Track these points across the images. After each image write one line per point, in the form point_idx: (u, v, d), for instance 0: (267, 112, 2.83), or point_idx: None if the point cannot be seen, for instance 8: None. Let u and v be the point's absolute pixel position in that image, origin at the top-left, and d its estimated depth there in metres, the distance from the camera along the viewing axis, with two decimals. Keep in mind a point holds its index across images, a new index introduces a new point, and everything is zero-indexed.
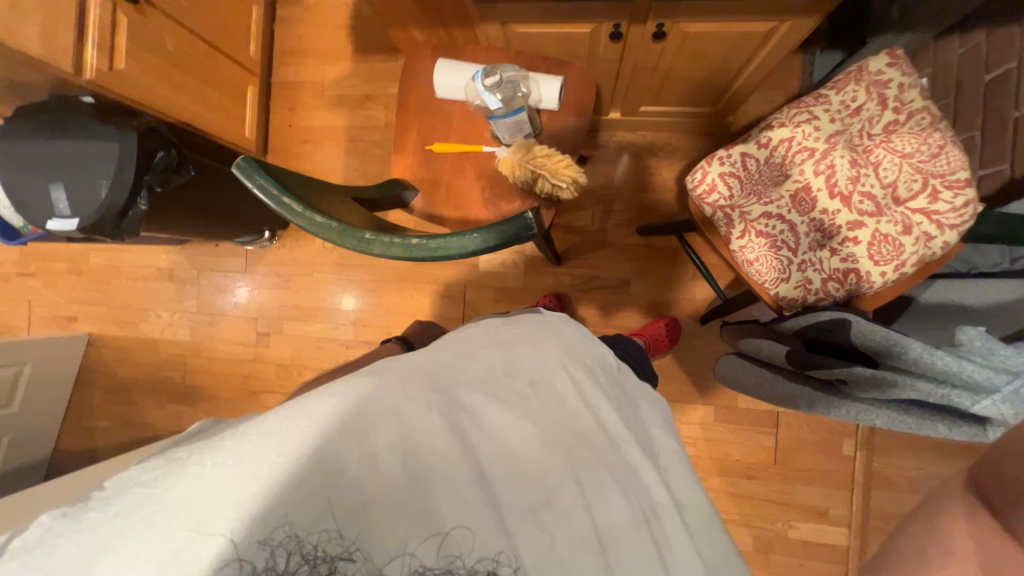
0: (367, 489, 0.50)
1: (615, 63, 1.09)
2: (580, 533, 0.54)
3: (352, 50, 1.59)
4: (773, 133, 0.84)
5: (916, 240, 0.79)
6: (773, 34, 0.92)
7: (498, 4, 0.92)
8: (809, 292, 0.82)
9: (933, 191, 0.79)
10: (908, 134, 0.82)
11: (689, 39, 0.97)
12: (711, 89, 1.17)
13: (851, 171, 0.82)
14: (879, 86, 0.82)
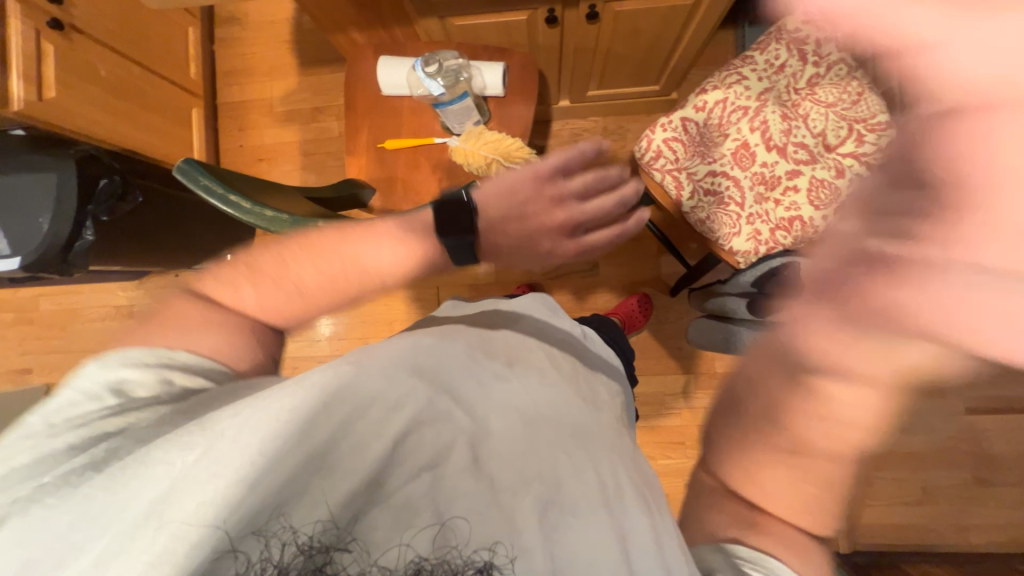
0: (358, 473, 0.40)
1: (556, 49, 1.10)
2: (593, 512, 0.44)
3: (297, 63, 1.57)
4: (707, 96, 0.86)
5: (849, 182, 0.82)
6: (700, 4, 0.96)
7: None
8: (760, 243, 0.83)
9: (858, 134, 0.83)
10: (831, 83, 0.84)
11: (622, 18, 0.99)
12: (652, 66, 1.19)
13: (783, 124, 0.84)
14: (798, 44, 0.85)
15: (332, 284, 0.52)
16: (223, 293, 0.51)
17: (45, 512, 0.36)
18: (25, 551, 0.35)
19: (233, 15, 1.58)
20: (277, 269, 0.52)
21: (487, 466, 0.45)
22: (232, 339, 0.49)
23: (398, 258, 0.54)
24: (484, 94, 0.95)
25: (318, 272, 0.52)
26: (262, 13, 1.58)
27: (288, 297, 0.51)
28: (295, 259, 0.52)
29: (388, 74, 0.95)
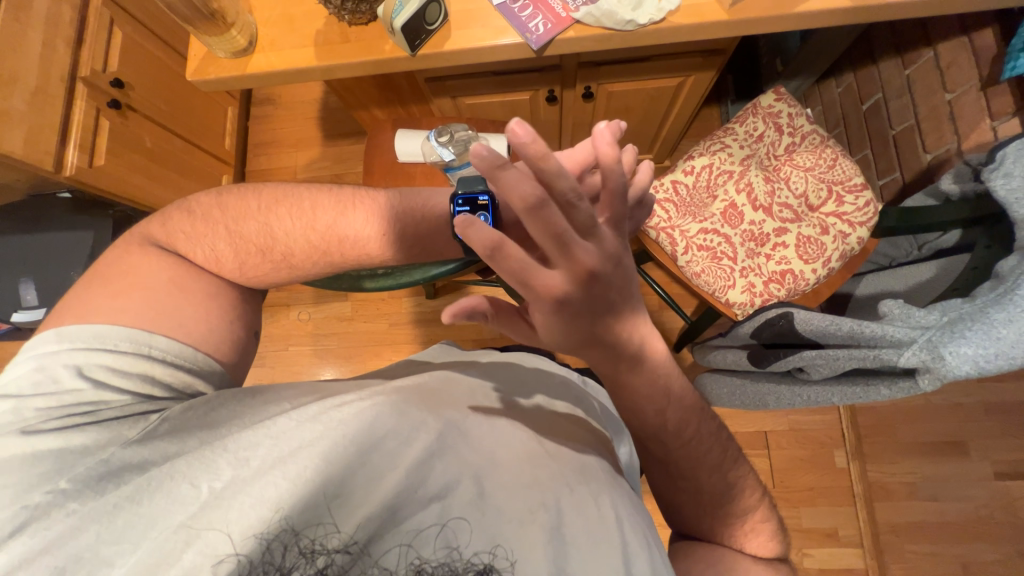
0: (374, 493, 0.40)
1: (556, 122, 1.22)
2: (598, 542, 0.42)
3: (322, 136, 1.73)
4: (694, 162, 0.94)
5: (834, 239, 0.87)
6: (683, 85, 1.07)
7: (446, 81, 1.05)
8: (755, 295, 0.87)
9: (838, 195, 0.89)
10: (807, 150, 0.92)
11: (614, 96, 1.11)
12: (644, 137, 1.31)
13: (766, 186, 0.91)
14: (774, 117, 0.94)
15: (310, 251, 0.59)
16: (199, 247, 0.56)
17: (67, 518, 0.37)
18: (55, 558, 0.36)
19: (268, 96, 1.77)
20: (259, 233, 0.58)
21: (501, 490, 0.43)
22: (210, 318, 0.53)
23: (373, 229, 0.60)
24: None
25: (297, 235, 0.58)
26: (294, 94, 1.76)
27: (268, 263, 0.58)
28: (277, 216, 0.59)
29: (404, 142, 1.05)
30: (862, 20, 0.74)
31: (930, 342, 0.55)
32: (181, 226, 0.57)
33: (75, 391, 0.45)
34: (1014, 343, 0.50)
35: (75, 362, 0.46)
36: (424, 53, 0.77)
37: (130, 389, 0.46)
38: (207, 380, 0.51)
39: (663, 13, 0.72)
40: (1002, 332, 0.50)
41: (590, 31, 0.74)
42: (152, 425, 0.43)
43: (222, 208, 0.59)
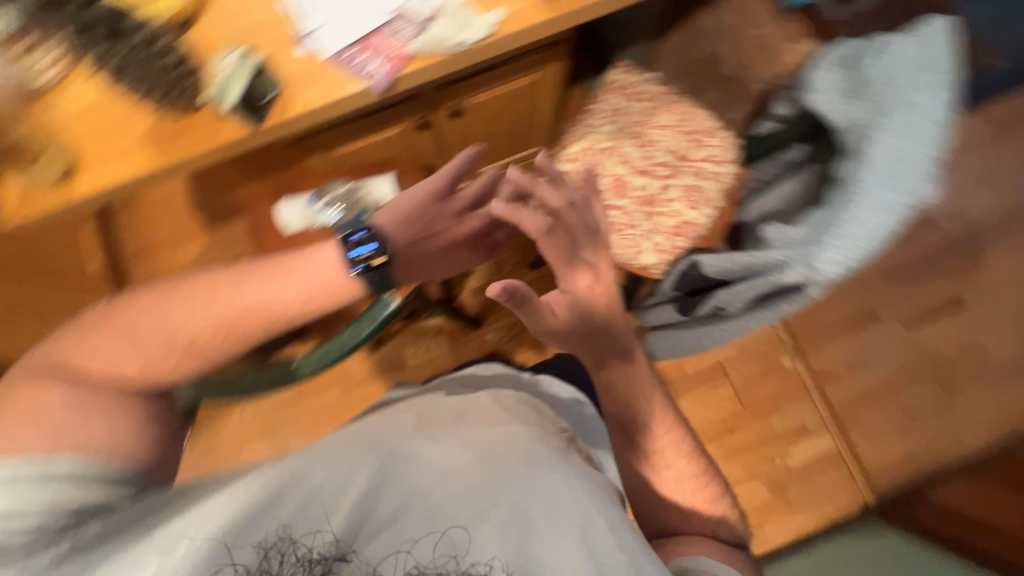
0: (360, 509, 0.44)
1: (437, 145, 1.23)
2: (563, 520, 0.45)
3: (202, 224, 1.60)
4: (571, 151, 0.99)
5: (711, 180, 0.95)
6: (541, 78, 1.12)
7: (311, 139, 1.02)
8: (663, 252, 0.93)
9: (701, 141, 0.97)
10: (663, 108, 0.99)
11: (482, 106, 1.14)
12: (524, 134, 1.35)
13: (640, 152, 0.98)
14: (625, 89, 1.00)
15: (216, 330, 0.61)
16: (93, 357, 0.56)
17: None
18: None
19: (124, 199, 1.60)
20: (158, 328, 0.60)
21: (474, 490, 0.46)
22: (118, 428, 0.51)
23: (275, 291, 0.64)
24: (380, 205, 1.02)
25: (199, 319, 0.61)
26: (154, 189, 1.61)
27: (177, 350, 0.60)
28: (171, 309, 0.61)
29: (285, 214, 1.03)
30: None
31: (804, 256, 0.64)
32: (61, 356, 0.56)
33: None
34: (857, 238, 0.61)
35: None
36: (272, 123, 0.73)
37: (37, 514, 0.43)
38: (126, 488, 0.48)
39: (491, 25, 0.74)
40: (847, 231, 0.61)
41: (429, 60, 0.74)
42: (70, 543, 0.43)
43: (109, 319, 0.61)
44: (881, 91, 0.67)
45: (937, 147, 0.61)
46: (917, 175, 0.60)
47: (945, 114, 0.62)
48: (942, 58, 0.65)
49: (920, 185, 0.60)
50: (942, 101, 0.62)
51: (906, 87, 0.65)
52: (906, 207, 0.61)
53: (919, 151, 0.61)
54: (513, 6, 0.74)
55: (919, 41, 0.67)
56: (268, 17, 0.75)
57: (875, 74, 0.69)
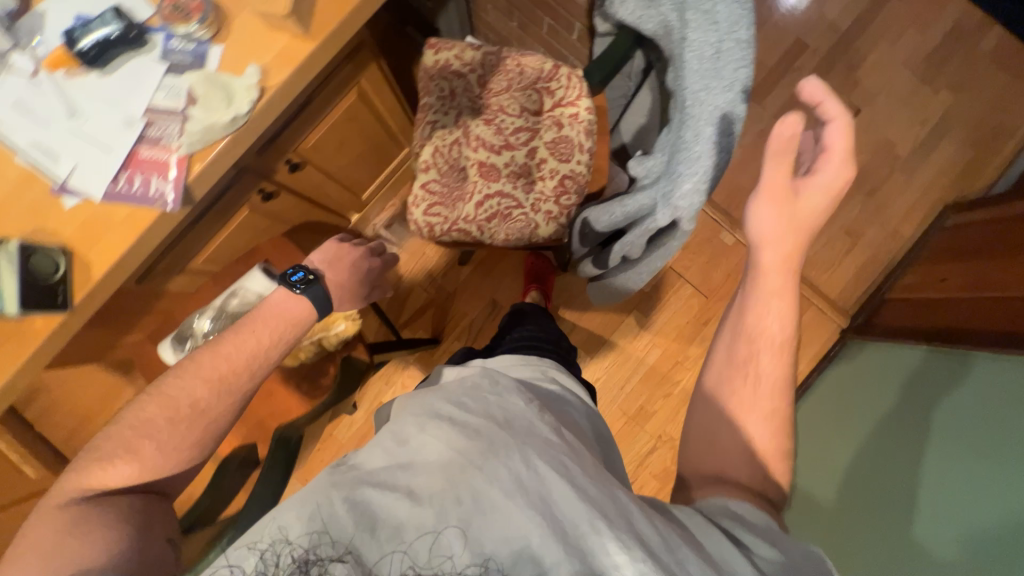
0: (340, 537, 0.42)
1: (300, 202, 1.14)
2: (543, 500, 0.43)
3: (119, 376, 1.48)
4: (424, 158, 0.90)
5: (572, 127, 0.89)
6: (362, 89, 1.01)
7: (157, 264, 0.92)
8: (558, 218, 0.88)
9: (545, 89, 0.90)
10: (495, 73, 0.91)
11: (320, 145, 1.04)
12: (383, 146, 1.25)
13: (491, 128, 0.91)
14: (447, 69, 0.89)
15: (215, 390, 0.65)
16: (113, 467, 0.60)
17: None
18: None
19: None
20: (165, 409, 0.63)
21: (451, 494, 0.44)
22: (129, 538, 0.56)
23: (264, 335, 0.70)
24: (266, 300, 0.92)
25: (200, 386, 0.64)
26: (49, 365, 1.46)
27: (185, 422, 0.63)
28: (177, 385, 0.64)
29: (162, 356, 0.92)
30: None
31: (665, 197, 0.60)
32: (93, 477, 0.59)
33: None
34: (704, 164, 0.55)
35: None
36: (80, 298, 0.63)
37: None
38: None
39: (255, 84, 0.63)
40: (698, 154, 0.55)
41: (208, 154, 0.63)
42: None
43: (126, 424, 0.63)
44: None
45: (743, 27, 0.53)
46: (733, 66, 0.54)
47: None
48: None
49: (740, 75, 0.53)
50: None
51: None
52: (739, 103, 0.54)
53: (725, 39, 0.54)
54: (269, 56, 0.64)
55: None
56: (13, 184, 0.64)
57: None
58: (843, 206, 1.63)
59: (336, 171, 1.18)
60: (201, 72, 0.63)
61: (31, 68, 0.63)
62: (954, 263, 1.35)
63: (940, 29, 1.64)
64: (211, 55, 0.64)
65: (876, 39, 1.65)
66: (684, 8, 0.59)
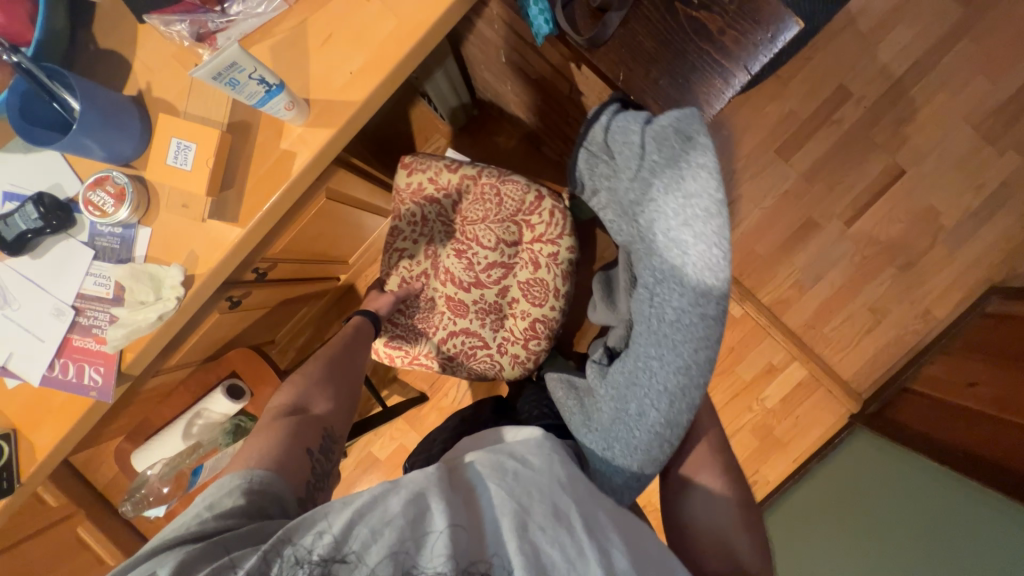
0: (443, 526, 0.43)
1: (275, 292, 1.08)
2: (612, 556, 0.46)
3: None
4: (391, 284, 0.89)
5: (549, 268, 0.81)
6: (327, 193, 0.93)
7: (127, 397, 0.91)
8: (523, 364, 0.84)
9: (525, 222, 0.82)
10: (471, 200, 0.83)
11: (286, 248, 0.97)
12: (361, 222, 1.18)
13: (462, 261, 0.85)
14: (419, 192, 0.84)
15: (327, 365, 0.79)
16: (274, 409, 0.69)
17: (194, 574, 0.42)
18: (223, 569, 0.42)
19: None
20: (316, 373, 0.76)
21: (534, 530, 0.44)
22: (289, 459, 0.60)
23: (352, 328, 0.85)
24: (228, 415, 1.03)
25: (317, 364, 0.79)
26: None
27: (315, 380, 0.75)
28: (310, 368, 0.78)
29: (138, 462, 1.02)
30: (362, 124, 0.60)
31: (598, 464, 0.58)
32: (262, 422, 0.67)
33: (198, 514, 0.50)
34: (631, 457, 0.55)
35: (205, 497, 0.52)
36: (23, 479, 0.64)
37: (238, 506, 0.51)
38: (284, 500, 0.55)
39: (181, 280, 0.60)
40: (636, 437, 0.54)
41: (138, 347, 0.62)
42: (252, 528, 0.48)
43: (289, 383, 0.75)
44: (646, 209, 0.54)
45: (712, 301, 0.47)
46: (694, 345, 0.48)
47: (717, 247, 0.46)
48: (698, 147, 0.49)
49: (699, 359, 0.48)
50: (704, 226, 0.47)
51: (664, 205, 0.51)
52: (691, 392, 0.50)
53: (689, 310, 0.48)
54: (193, 245, 0.60)
55: (661, 132, 0.52)
56: None
57: (637, 181, 0.56)
58: (874, 278, 1.32)
59: (314, 256, 1.12)
60: (128, 265, 0.60)
61: None
62: (979, 363, 1.11)
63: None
64: (139, 240, 0.61)
65: (937, 87, 1.27)
66: (654, 244, 0.53)
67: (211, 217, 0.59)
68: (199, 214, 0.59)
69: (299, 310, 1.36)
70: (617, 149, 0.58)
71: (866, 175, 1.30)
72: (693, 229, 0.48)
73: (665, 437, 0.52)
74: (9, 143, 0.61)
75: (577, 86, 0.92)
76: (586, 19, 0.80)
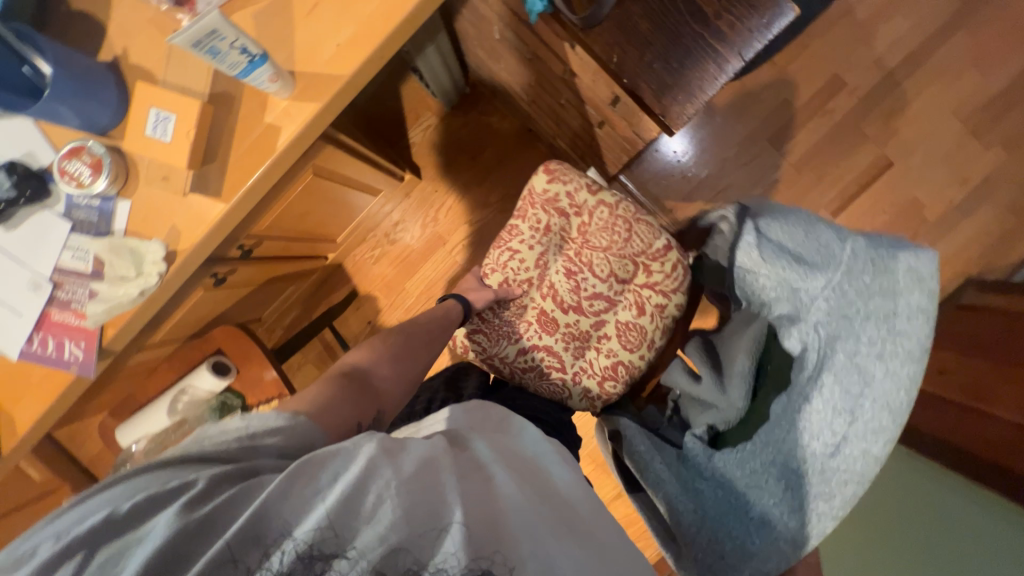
0: (452, 513, 0.40)
1: (262, 270, 1.08)
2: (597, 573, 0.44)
3: None
4: (490, 280, 0.87)
5: (652, 317, 0.82)
6: (315, 170, 0.92)
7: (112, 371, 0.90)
8: (593, 400, 0.83)
9: (644, 266, 0.82)
10: (599, 228, 0.83)
11: (273, 225, 0.96)
12: (350, 199, 1.16)
13: (569, 281, 0.83)
14: (552, 203, 0.84)
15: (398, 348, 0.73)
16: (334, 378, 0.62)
17: (174, 513, 0.37)
18: (216, 516, 0.37)
19: None
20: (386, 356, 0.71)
21: (531, 537, 0.43)
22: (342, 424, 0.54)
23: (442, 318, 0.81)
24: (214, 392, 1.03)
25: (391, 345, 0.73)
26: None
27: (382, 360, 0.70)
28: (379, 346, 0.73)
29: (123, 437, 1.03)
30: (350, 101, 0.59)
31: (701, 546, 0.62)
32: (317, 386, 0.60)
33: (236, 431, 0.46)
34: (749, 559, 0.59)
35: (247, 417, 0.47)
36: (7, 452, 0.64)
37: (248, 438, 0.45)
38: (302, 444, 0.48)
39: (163, 255, 0.58)
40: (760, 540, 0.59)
41: (120, 323, 0.61)
42: (258, 466, 0.43)
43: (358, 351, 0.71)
44: (828, 322, 0.58)
45: (880, 442, 0.52)
46: (848, 477, 0.54)
47: (903, 391, 0.51)
48: (915, 296, 0.52)
49: (845, 492, 0.53)
50: (900, 367, 0.51)
51: (856, 329, 0.55)
52: (826, 518, 0.55)
53: (853, 442, 0.54)
54: (175, 221, 0.59)
55: (886, 264, 0.55)
56: None
57: (829, 297, 0.58)
58: None
59: (301, 233, 1.10)
60: (107, 238, 0.59)
61: None
62: (949, 353, 1.14)
63: (1014, 65, 1.24)
64: (118, 213, 0.59)
65: (929, 80, 1.27)
66: (829, 360, 0.57)
67: (194, 191, 0.58)
68: (180, 188, 0.58)
69: (288, 287, 1.35)
70: (803, 251, 0.62)
71: (855, 166, 1.31)
72: (887, 371, 0.52)
73: (782, 551, 0.57)
74: None
75: (572, 68, 0.93)
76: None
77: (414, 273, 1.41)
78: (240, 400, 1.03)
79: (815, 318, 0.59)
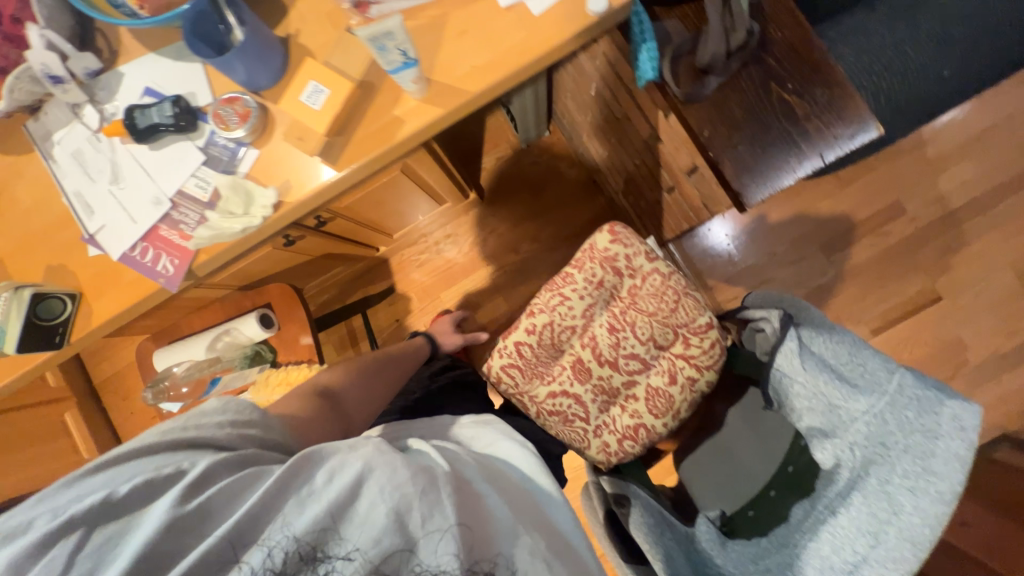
0: (449, 517, 0.42)
1: (324, 244, 1.15)
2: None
3: None
4: (535, 319, 0.85)
5: (683, 388, 0.83)
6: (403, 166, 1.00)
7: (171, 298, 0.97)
8: (609, 455, 0.85)
9: (684, 338, 0.83)
10: (650, 293, 0.84)
11: (350, 205, 1.03)
12: (419, 201, 1.25)
13: (611, 337, 0.84)
14: (610, 261, 0.84)
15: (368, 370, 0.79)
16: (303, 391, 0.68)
17: (164, 503, 0.40)
18: (203, 510, 0.40)
19: None
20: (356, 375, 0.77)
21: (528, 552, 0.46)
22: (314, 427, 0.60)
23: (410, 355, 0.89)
24: (253, 341, 1.08)
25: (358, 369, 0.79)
26: None
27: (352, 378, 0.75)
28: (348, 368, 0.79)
29: (159, 362, 1.08)
30: (469, 114, 0.66)
31: None
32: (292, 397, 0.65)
33: (218, 419, 0.49)
34: None
35: (225, 402, 0.51)
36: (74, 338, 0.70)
37: (222, 435, 0.48)
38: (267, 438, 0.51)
39: (273, 202, 0.66)
40: None
41: (214, 250, 0.67)
42: (239, 458, 0.46)
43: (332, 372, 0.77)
44: (865, 446, 0.59)
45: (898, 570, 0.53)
46: None
47: (928, 528, 0.52)
48: (956, 440, 0.54)
49: None
50: (928, 504, 0.53)
51: (891, 459, 0.57)
52: None
53: (871, 563, 0.55)
54: (293, 178, 0.66)
55: (931, 404, 0.56)
56: (54, 220, 0.71)
57: (868, 423, 0.59)
58: None
59: (369, 220, 1.18)
60: (230, 176, 0.67)
61: (95, 125, 0.70)
62: (972, 503, 1.10)
63: None
64: (245, 158, 0.67)
65: (989, 228, 1.30)
66: (861, 483, 0.59)
67: (319, 156, 0.65)
68: (310, 148, 0.65)
69: (335, 267, 1.42)
70: (842, 368, 0.62)
71: (901, 291, 1.32)
72: (914, 504, 0.54)
73: None
74: (165, 47, 0.69)
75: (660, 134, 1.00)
76: (686, 74, 0.88)
77: (454, 284, 1.46)
78: (273, 355, 1.09)
79: (853, 438, 0.60)
